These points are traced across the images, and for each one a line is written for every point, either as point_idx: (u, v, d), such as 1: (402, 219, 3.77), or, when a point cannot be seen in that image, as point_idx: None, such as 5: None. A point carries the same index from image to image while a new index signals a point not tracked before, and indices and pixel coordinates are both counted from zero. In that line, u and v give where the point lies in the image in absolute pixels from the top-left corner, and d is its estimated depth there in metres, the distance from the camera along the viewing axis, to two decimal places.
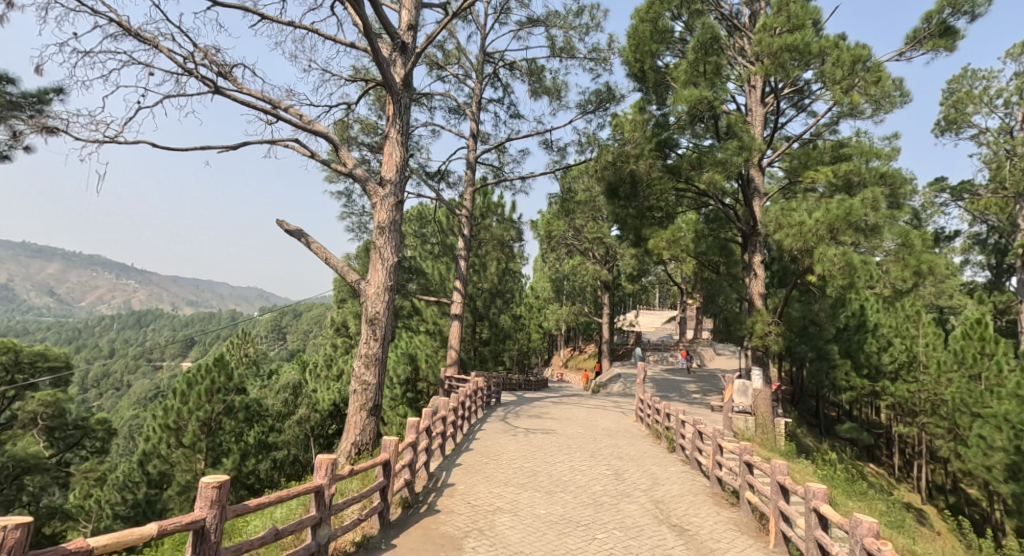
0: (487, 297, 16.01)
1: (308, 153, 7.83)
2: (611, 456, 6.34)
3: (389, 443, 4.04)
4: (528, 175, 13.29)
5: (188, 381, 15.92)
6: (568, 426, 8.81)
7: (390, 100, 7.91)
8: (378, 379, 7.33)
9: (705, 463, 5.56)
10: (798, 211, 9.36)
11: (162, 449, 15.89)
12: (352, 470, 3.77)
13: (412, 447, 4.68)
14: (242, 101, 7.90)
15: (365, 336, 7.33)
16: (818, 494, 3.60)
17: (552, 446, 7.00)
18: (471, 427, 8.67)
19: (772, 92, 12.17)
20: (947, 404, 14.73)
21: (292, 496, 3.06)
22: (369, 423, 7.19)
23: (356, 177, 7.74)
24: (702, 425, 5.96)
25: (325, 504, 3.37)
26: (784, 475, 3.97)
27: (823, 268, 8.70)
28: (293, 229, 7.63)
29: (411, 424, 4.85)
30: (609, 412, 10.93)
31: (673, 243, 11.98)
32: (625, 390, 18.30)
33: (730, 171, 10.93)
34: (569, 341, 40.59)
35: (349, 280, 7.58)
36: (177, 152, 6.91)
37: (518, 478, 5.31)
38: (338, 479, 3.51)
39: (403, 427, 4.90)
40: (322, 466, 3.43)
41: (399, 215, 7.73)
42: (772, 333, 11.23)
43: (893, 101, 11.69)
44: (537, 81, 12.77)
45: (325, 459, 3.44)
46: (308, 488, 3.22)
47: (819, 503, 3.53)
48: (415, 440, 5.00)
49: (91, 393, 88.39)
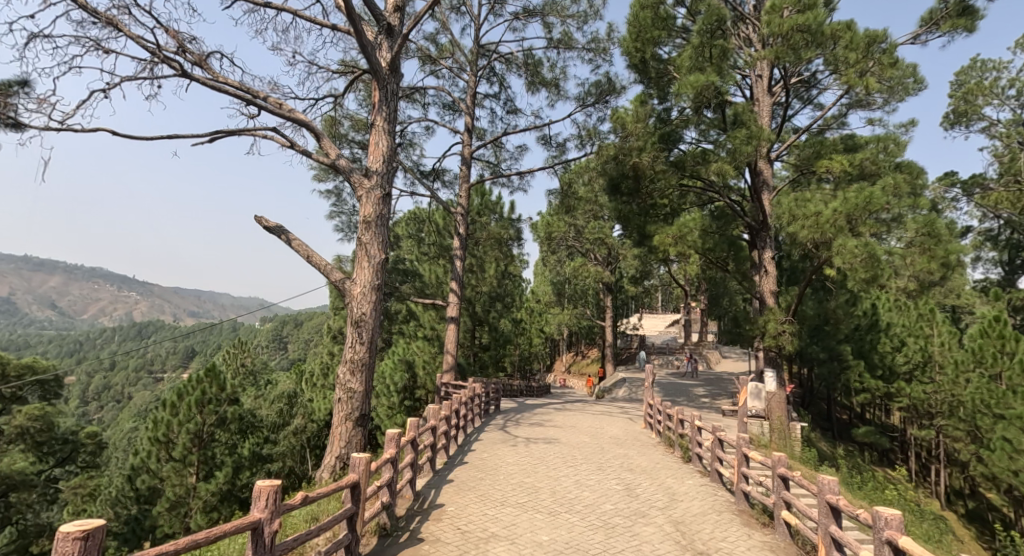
0: (486, 301, 15.37)
1: (287, 144, 7.33)
2: (620, 469, 5.74)
3: (357, 464, 3.43)
4: (526, 171, 12.74)
5: (178, 392, 15.23)
6: (573, 434, 8.22)
7: (376, 87, 7.37)
8: (365, 386, 6.75)
9: (728, 473, 4.97)
10: (813, 201, 8.85)
11: (151, 463, 15.13)
12: (312, 494, 3.17)
13: (392, 464, 4.10)
14: (216, 89, 7.36)
15: (350, 339, 6.76)
16: (894, 523, 3.04)
17: (555, 458, 6.40)
18: (468, 437, 8.05)
19: (780, 82, 11.65)
20: (966, 405, 14.10)
21: (209, 539, 2.49)
22: (355, 435, 6.60)
23: (339, 169, 7.19)
24: (722, 431, 5.36)
25: (264, 545, 2.80)
26: (839, 495, 3.40)
27: (842, 261, 8.07)
28: (272, 226, 7.07)
29: (392, 437, 4.24)
30: (616, 419, 10.32)
31: (680, 240, 11.35)
32: (630, 396, 17.65)
33: (739, 161, 10.35)
34: (572, 347, 39.94)
35: (332, 279, 6.99)
36: (141, 141, 6.34)
37: (517, 497, 4.71)
38: (283, 513, 2.91)
39: (385, 439, 4.29)
40: (264, 496, 2.85)
41: (387, 209, 7.18)
42: (786, 332, 10.63)
43: (907, 88, 11.18)
44: (534, 74, 12.26)
45: (265, 487, 2.85)
46: (239, 527, 2.64)
47: (896, 535, 2.99)
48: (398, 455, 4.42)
49: (90, 406, 87.57)
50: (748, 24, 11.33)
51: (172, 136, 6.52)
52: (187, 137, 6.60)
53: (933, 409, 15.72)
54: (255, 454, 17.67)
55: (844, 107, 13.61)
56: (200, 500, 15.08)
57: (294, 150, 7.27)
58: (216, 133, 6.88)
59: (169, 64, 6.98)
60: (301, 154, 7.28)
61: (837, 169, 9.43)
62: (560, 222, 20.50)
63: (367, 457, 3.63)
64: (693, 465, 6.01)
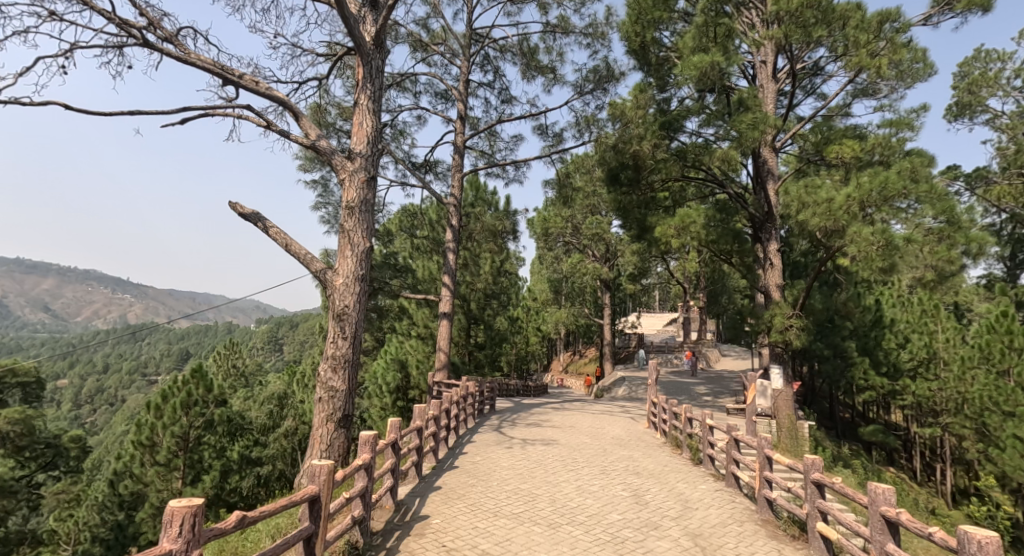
0: (481, 298, 14.85)
1: (263, 124, 6.83)
2: (626, 473, 5.24)
3: (314, 474, 2.96)
4: (521, 162, 12.24)
5: (162, 393, 14.63)
6: (572, 435, 7.72)
7: (360, 62, 6.87)
8: (349, 385, 6.25)
9: (745, 477, 4.51)
10: (823, 188, 8.44)
11: (134, 468, 14.54)
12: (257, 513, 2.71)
13: (365, 471, 3.62)
14: (185, 62, 6.80)
15: (332, 334, 6.26)
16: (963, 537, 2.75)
17: (554, 461, 5.90)
18: (460, 439, 7.55)
19: (785, 68, 11.20)
20: (973, 403, 13.73)
21: None
22: (337, 438, 6.10)
23: (320, 150, 6.69)
24: (738, 430, 4.88)
25: None
26: (901, 511, 3.04)
27: (856, 250, 7.61)
28: (248, 212, 6.58)
29: (366, 439, 3.76)
30: (617, 418, 9.85)
31: (683, 231, 10.85)
32: (630, 395, 17.17)
33: (745, 147, 9.84)
34: (569, 346, 39.51)
35: (313, 270, 6.48)
36: (97, 116, 5.81)
37: (511, 507, 4.21)
38: (204, 541, 2.46)
39: (358, 442, 3.81)
40: (181, 520, 2.42)
41: (372, 194, 6.69)
42: (793, 327, 10.19)
43: (916, 73, 10.73)
44: (530, 60, 11.78)
45: (178, 510, 2.42)
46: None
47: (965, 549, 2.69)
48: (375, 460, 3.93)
49: (84, 408, 86.68)
50: (751, 7, 10.85)
51: (134, 113, 6.00)
52: (152, 113, 6.17)
53: (940, 407, 15.32)
54: (243, 456, 17.14)
55: (849, 96, 13.16)
56: None
57: (271, 130, 6.78)
58: (186, 111, 6.36)
59: (132, 35, 6.38)
60: (279, 134, 6.78)
61: (847, 155, 8.96)
62: (557, 218, 20.01)
63: (327, 466, 3.16)
64: (703, 468, 5.53)
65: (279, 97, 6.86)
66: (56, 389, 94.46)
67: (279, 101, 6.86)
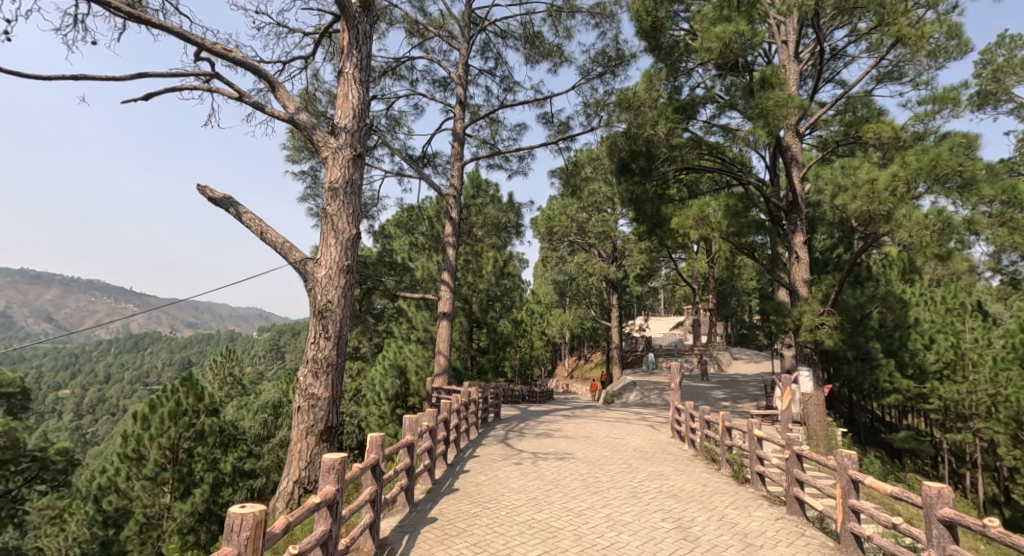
0: (484, 300, 13.98)
1: (235, 96, 6.06)
2: (662, 496, 4.40)
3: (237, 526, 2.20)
4: (525, 152, 11.48)
5: (149, 403, 13.74)
6: (590, 447, 6.87)
7: (345, 27, 6.06)
8: (333, 392, 5.43)
9: (818, 505, 3.74)
10: (862, 167, 7.63)
11: (119, 482, 13.68)
12: None
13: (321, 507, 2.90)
14: (141, 21, 6.07)
15: (314, 334, 5.46)
16: None
17: (574, 481, 5.05)
18: (461, 453, 6.70)
19: (808, 46, 10.35)
20: (1010, 406, 12.80)
21: None
22: (319, 454, 5.28)
23: (298, 124, 5.90)
24: (801, 445, 4.08)
25: None
26: None
27: (905, 236, 6.77)
28: (218, 196, 5.79)
29: (328, 465, 3.04)
30: (636, 427, 8.99)
31: (701, 222, 10.00)
32: (643, 400, 16.23)
33: (772, 126, 8.85)
34: (574, 351, 38.56)
35: (292, 260, 5.67)
36: (31, 77, 5.22)
37: (526, 548, 3.37)
38: None
39: (324, 469, 3.09)
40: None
41: (358, 174, 5.90)
42: (824, 325, 9.32)
43: (950, 50, 9.90)
44: (534, 42, 11.03)
45: None
46: None
47: None
48: (343, 489, 3.20)
49: (85, 418, 85.73)
50: None
51: (77, 77, 5.40)
52: (101, 77, 5.54)
53: (970, 411, 14.31)
54: (236, 469, 16.27)
55: (875, 79, 12.29)
56: (176, 521, 13.73)
57: (244, 102, 6.01)
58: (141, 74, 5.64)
59: None
60: (252, 107, 6.01)
61: (887, 134, 8.07)
62: (562, 216, 19.19)
63: (251, 511, 2.37)
64: (753, 488, 4.70)
65: (254, 65, 6.08)
66: (57, 400, 93.52)
67: (251, 68, 6.08)
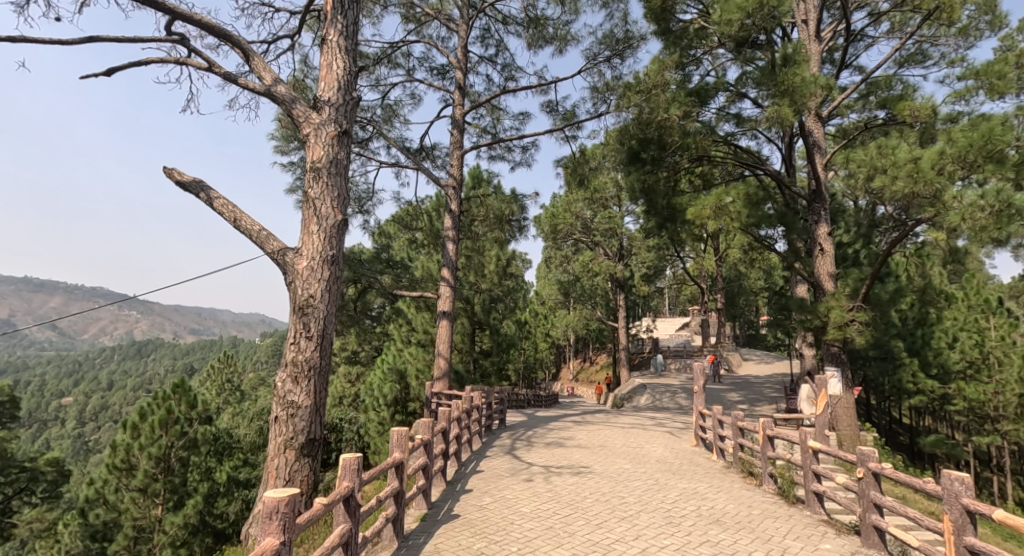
0: (486, 300, 13.29)
1: (206, 67, 5.41)
2: (704, 522, 3.74)
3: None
4: (529, 142, 10.83)
5: (139, 411, 13.03)
6: (606, 459, 6.21)
7: None
8: (316, 400, 4.76)
9: (913, 540, 3.18)
10: (901, 146, 6.95)
11: (107, 494, 12.89)
12: None
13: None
14: None
15: (293, 334, 4.79)
16: None
17: (595, 502, 4.40)
18: (463, 468, 6.03)
19: (830, 24, 9.66)
20: None
21: None
22: (298, 473, 4.59)
23: (275, 98, 5.25)
24: (879, 463, 3.56)
25: None
26: None
27: (958, 220, 6.06)
28: (187, 179, 5.14)
29: (269, 505, 2.43)
30: (653, 434, 8.29)
31: (720, 212, 9.28)
32: (655, 404, 15.48)
33: (799, 105, 8.12)
34: (580, 353, 37.75)
35: (268, 250, 5.01)
36: None
37: None
38: None
39: (268, 513, 2.47)
40: None
41: (344, 153, 5.24)
42: (854, 322, 8.60)
43: (983, 26, 9.23)
44: (537, 25, 10.37)
45: None
46: None
47: None
48: (297, 528, 2.58)
49: (87, 426, 84.67)
50: None
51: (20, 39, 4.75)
52: (45, 40, 4.76)
53: (997, 413, 13.43)
54: (231, 478, 15.52)
55: (899, 62, 11.64)
56: (167, 534, 12.75)
57: (214, 73, 5.37)
58: (96, 38, 4.95)
59: None
60: (224, 79, 5.37)
61: (924, 111, 7.38)
62: (567, 213, 18.53)
63: None
64: (809, 511, 4.19)
65: (228, 34, 5.43)
66: (59, 410, 92.68)
67: (221, 34, 5.43)
